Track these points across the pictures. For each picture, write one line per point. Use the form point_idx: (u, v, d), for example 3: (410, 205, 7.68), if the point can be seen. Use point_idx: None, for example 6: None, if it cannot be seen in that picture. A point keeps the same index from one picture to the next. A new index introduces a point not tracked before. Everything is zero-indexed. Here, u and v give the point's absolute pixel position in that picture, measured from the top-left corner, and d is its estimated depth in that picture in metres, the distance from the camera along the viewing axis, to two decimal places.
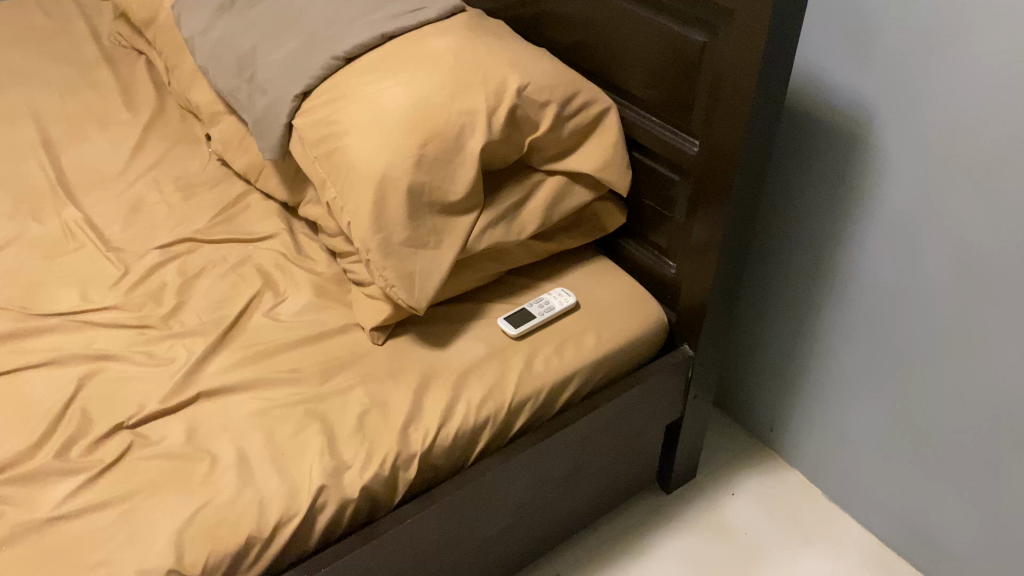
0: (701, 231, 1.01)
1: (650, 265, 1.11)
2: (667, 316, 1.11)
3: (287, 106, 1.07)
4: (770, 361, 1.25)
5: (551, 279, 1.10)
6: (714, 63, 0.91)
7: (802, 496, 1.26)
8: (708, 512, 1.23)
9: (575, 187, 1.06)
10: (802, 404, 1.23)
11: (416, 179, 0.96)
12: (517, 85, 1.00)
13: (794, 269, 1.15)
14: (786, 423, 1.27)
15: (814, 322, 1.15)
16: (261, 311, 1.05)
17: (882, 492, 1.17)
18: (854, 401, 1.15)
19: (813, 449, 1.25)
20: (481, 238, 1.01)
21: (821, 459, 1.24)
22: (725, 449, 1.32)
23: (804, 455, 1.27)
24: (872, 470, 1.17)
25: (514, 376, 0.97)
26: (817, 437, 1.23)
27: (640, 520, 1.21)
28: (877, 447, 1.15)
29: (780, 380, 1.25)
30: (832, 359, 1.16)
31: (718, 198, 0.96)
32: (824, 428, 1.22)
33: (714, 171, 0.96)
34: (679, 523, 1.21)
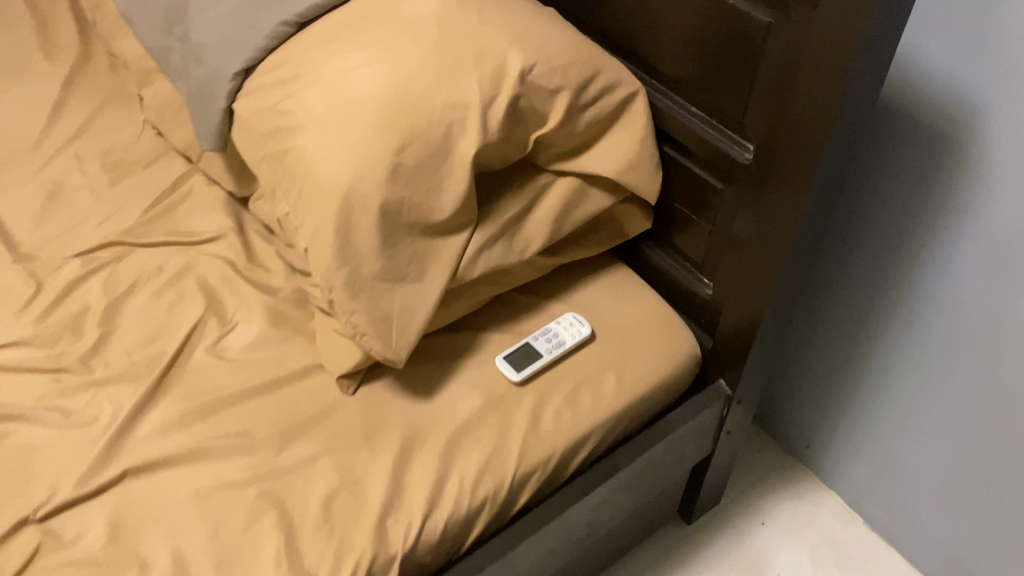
0: (754, 257, 0.80)
1: (680, 280, 0.91)
2: (702, 343, 0.91)
3: (226, 85, 0.84)
4: (815, 378, 1.07)
5: (560, 300, 0.91)
6: (781, 53, 0.68)
7: (843, 526, 1.11)
8: (741, 546, 1.08)
9: (591, 190, 0.85)
10: (852, 426, 1.06)
11: (391, 196, 0.75)
12: (520, 66, 0.76)
13: (855, 284, 0.95)
14: (829, 442, 1.11)
15: (875, 345, 0.97)
16: (204, 344, 0.86)
17: (940, 534, 1.01)
18: (917, 436, 0.98)
19: (858, 474, 1.09)
20: (475, 262, 0.81)
21: (869, 486, 1.08)
22: (755, 466, 1.16)
23: (849, 479, 1.10)
24: (930, 510, 1.01)
25: (519, 441, 0.78)
26: (866, 464, 1.07)
27: (659, 559, 1.07)
28: (938, 490, 0.98)
29: (827, 399, 1.07)
30: (893, 388, 0.97)
31: (779, 224, 0.76)
32: (876, 457, 1.05)
33: (775, 189, 0.74)
34: (708, 560, 1.06)
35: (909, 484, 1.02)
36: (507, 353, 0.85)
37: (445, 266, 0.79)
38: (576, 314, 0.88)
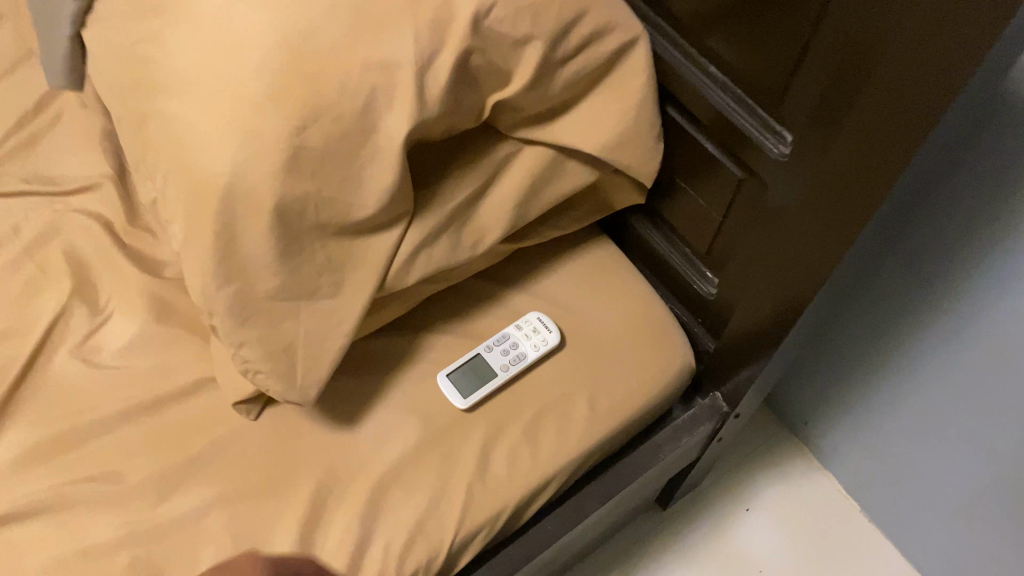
0: (777, 276, 0.61)
1: (678, 271, 0.73)
2: (702, 347, 0.74)
3: (71, 5, 0.61)
4: (828, 362, 0.91)
5: (524, 291, 0.72)
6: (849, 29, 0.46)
7: (838, 517, 0.98)
8: (721, 539, 0.96)
9: (568, 164, 0.65)
10: (864, 417, 0.90)
11: (289, 194, 0.54)
12: (471, 10, 0.54)
13: (895, 276, 0.76)
14: (834, 427, 0.96)
15: (909, 347, 0.79)
16: (70, 345, 0.68)
17: (953, 546, 0.88)
18: (943, 448, 0.82)
19: (864, 465, 0.95)
20: (409, 267, 0.61)
21: (875, 479, 0.94)
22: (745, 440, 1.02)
23: (853, 466, 0.96)
24: (945, 521, 0.87)
25: (462, 494, 0.63)
26: (875, 457, 0.92)
27: (629, 553, 0.95)
28: (958, 507, 0.84)
29: (839, 384, 0.91)
30: (923, 394, 0.81)
31: (817, 252, 0.56)
32: (888, 454, 0.90)
33: (816, 204, 0.54)
34: (684, 556, 0.95)
35: (922, 492, 0.88)
36: (453, 370, 0.67)
37: (369, 276, 0.59)
38: (543, 314, 0.70)
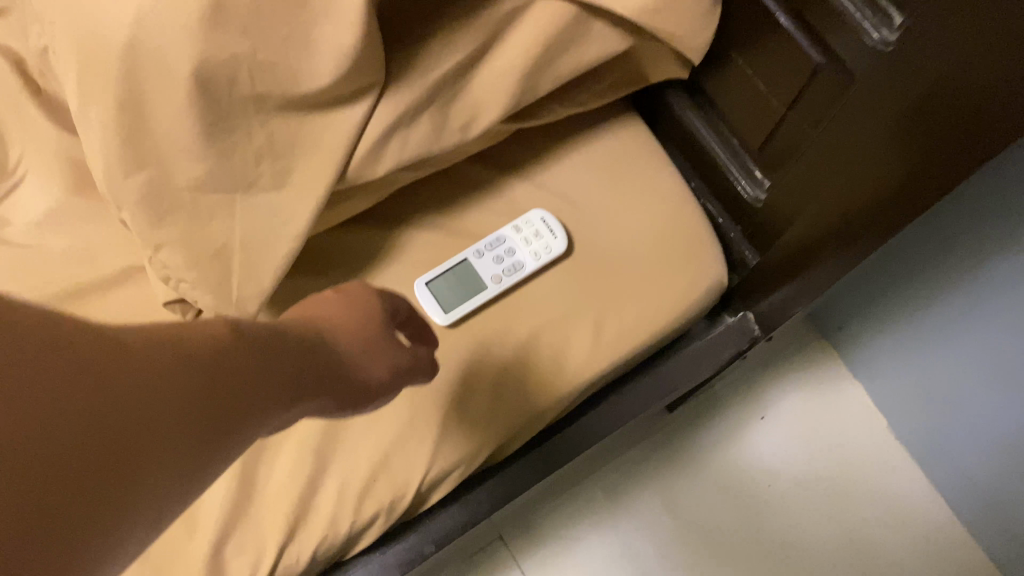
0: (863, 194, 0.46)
1: (722, 165, 0.60)
2: (744, 259, 0.62)
3: None
4: (874, 280, 0.78)
5: (526, 179, 0.61)
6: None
7: (865, 435, 0.88)
8: (732, 448, 0.88)
9: (593, 26, 0.49)
10: (913, 338, 0.77)
11: (211, 58, 0.40)
12: None
13: (934, 238, 0.67)
14: (876, 342, 0.83)
15: (952, 298, 0.70)
16: None
17: (992, 492, 0.77)
18: (1004, 388, 0.69)
19: (904, 389, 0.83)
20: (379, 156, 0.47)
21: (915, 405, 0.82)
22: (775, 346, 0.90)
23: (891, 387, 0.84)
24: (987, 463, 0.76)
25: (436, 425, 0.53)
26: (918, 382, 0.80)
27: (626, 459, 0.87)
28: (1008, 453, 0.72)
29: (889, 299, 0.77)
30: (995, 330, 0.67)
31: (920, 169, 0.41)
32: (933, 383, 0.78)
33: (928, 105, 0.39)
34: (690, 465, 0.87)
35: (959, 422, 0.77)
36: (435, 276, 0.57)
37: (324, 165, 0.46)
38: (548, 215, 0.59)
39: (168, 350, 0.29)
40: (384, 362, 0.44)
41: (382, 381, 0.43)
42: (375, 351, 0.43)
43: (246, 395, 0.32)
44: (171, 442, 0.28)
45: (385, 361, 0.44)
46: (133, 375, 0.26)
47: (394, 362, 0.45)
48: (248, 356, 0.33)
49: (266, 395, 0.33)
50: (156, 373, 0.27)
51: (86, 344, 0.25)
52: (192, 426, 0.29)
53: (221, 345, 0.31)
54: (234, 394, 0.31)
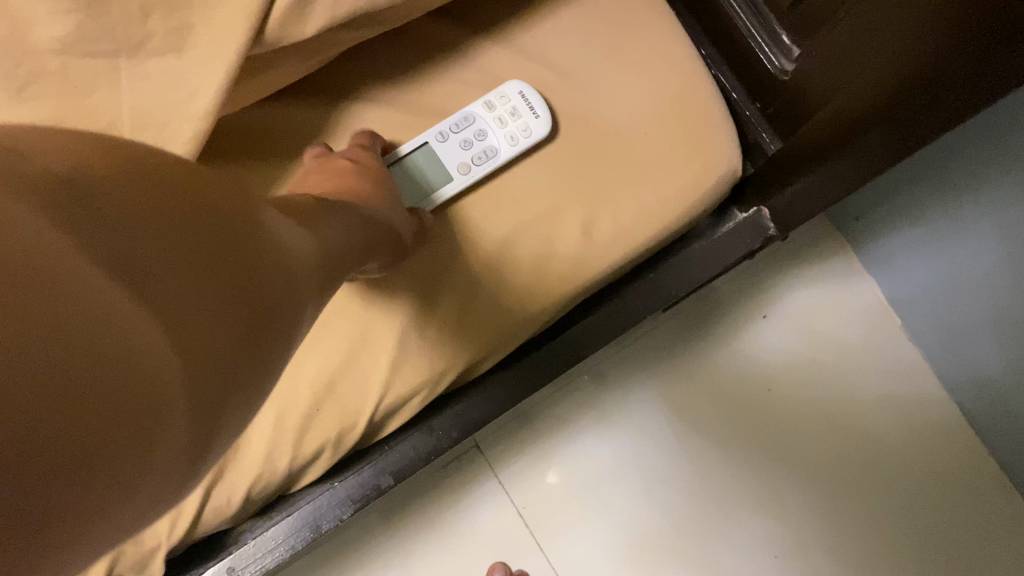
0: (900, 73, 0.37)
1: (741, 28, 0.49)
2: (759, 145, 0.52)
3: None
4: (908, 171, 0.67)
5: (498, 42, 0.50)
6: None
7: (882, 342, 0.77)
8: (729, 354, 0.77)
9: None
10: (945, 239, 0.67)
11: None
12: None
13: (999, 127, 0.56)
14: (903, 243, 0.72)
15: (1003, 199, 0.59)
16: None
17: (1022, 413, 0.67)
18: None
19: (927, 294, 0.72)
20: (306, 10, 0.37)
21: (940, 314, 0.72)
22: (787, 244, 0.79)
23: (915, 294, 0.74)
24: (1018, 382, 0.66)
25: (391, 344, 0.45)
26: (946, 289, 0.70)
27: (612, 367, 0.77)
28: None
29: (925, 194, 0.66)
30: None
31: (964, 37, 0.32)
32: (961, 290, 0.68)
33: None
34: (679, 372, 0.77)
35: (989, 333, 0.67)
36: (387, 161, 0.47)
37: (231, 22, 0.35)
38: (527, 89, 0.48)
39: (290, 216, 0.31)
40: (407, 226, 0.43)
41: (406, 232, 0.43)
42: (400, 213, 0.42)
43: (338, 257, 0.33)
44: (318, 282, 0.30)
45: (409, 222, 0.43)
46: (268, 214, 0.28)
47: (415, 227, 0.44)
48: (327, 221, 0.34)
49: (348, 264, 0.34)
50: (282, 218, 0.29)
51: (230, 185, 0.27)
52: (318, 265, 0.30)
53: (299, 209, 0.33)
54: (333, 258, 0.32)
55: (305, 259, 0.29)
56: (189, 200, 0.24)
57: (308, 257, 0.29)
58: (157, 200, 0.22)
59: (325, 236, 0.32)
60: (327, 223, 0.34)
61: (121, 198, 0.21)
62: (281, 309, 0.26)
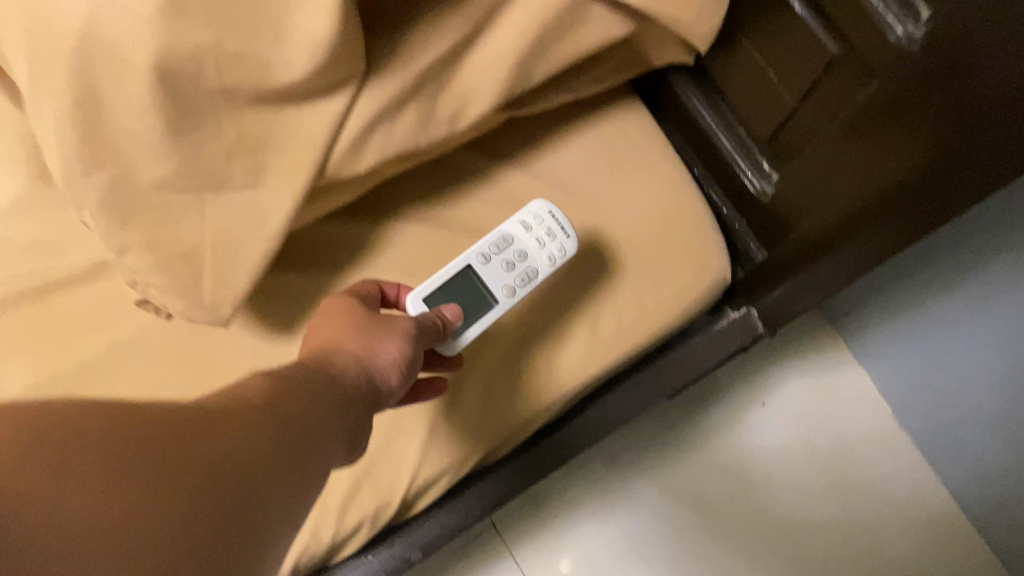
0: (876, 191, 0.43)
1: (727, 154, 0.57)
2: (744, 252, 0.59)
3: None
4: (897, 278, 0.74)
5: (517, 166, 0.57)
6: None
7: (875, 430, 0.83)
8: (732, 440, 0.83)
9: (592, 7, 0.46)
10: (934, 338, 0.73)
11: (178, 49, 0.37)
12: None
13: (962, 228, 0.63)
14: (893, 340, 0.79)
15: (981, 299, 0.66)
16: None
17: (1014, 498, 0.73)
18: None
19: (916, 388, 0.78)
20: (360, 150, 0.44)
21: (930, 406, 0.78)
22: (783, 338, 0.85)
23: (905, 386, 0.80)
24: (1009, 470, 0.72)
25: (424, 431, 0.51)
26: (935, 383, 0.76)
27: (622, 452, 0.82)
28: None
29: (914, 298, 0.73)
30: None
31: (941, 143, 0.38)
32: (951, 385, 0.74)
33: (933, 89, 0.37)
34: (684, 457, 0.82)
35: (975, 422, 0.73)
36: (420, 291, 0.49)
37: (298, 164, 0.43)
38: (555, 209, 0.53)
39: (269, 382, 0.31)
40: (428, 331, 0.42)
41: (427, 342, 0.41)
42: (389, 330, 0.39)
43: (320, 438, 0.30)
44: (304, 438, 0.30)
45: (412, 338, 0.40)
46: (225, 431, 0.27)
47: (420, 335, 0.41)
48: (300, 385, 0.32)
49: (332, 430, 0.32)
50: (244, 425, 0.27)
51: (172, 411, 0.26)
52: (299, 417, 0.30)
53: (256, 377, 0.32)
54: (314, 439, 0.30)
55: (282, 420, 0.29)
56: (148, 416, 0.25)
57: (299, 419, 0.30)
58: (107, 416, 0.24)
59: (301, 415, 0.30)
60: (319, 378, 0.33)
61: (70, 425, 0.23)
62: (264, 491, 0.27)
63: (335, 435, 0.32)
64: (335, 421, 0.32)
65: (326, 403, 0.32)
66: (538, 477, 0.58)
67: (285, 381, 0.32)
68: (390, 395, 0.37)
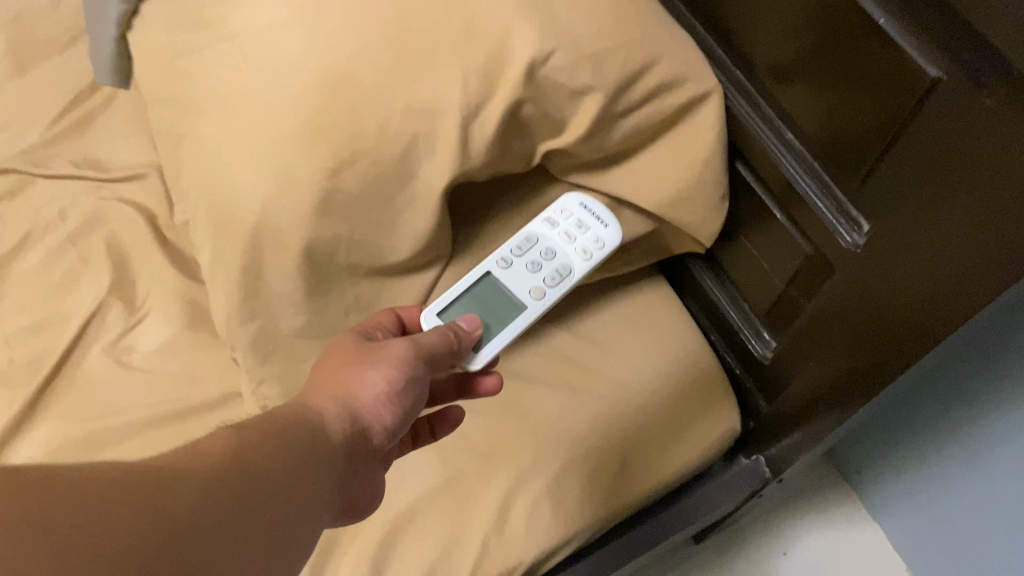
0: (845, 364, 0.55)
1: (734, 325, 0.69)
2: (751, 407, 0.71)
3: (116, 6, 0.59)
4: (891, 454, 0.82)
5: (565, 327, 0.70)
6: (943, 79, 0.40)
7: None
8: None
9: (624, 214, 0.60)
10: (927, 509, 0.81)
11: (321, 235, 0.52)
12: (529, 56, 0.49)
13: (932, 402, 0.72)
14: (896, 507, 0.86)
15: (958, 479, 0.74)
16: (103, 342, 0.67)
17: None
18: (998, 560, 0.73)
19: (922, 554, 0.85)
20: None
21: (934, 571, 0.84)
22: (803, 495, 0.93)
23: (914, 552, 0.86)
24: None
25: (479, 543, 0.61)
26: (936, 550, 0.82)
27: None
28: None
29: (907, 473, 0.81)
30: (1005, 522, 0.70)
31: (879, 325, 0.50)
32: (947, 555, 0.80)
33: (873, 289, 0.50)
34: None
35: None
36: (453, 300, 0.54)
37: None
38: (585, 198, 0.57)
39: (262, 430, 0.37)
40: (438, 347, 0.48)
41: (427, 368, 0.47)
42: (379, 361, 0.45)
43: (277, 504, 0.34)
44: (290, 490, 0.36)
45: (406, 364, 0.45)
46: (163, 497, 0.30)
47: (418, 356, 0.46)
48: (271, 445, 0.36)
49: (312, 474, 0.37)
50: (198, 489, 0.31)
51: (125, 473, 0.29)
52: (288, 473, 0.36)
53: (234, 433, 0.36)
54: (289, 491, 0.36)
55: (272, 476, 0.35)
56: (154, 480, 0.30)
57: (285, 476, 0.36)
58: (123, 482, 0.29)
59: (259, 483, 0.34)
60: (299, 424, 0.39)
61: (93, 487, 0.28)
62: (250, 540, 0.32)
63: (322, 471, 0.38)
64: (302, 483, 0.36)
65: (303, 439, 0.38)
66: (630, 559, 0.69)
67: (267, 426, 0.37)
68: (383, 423, 0.44)
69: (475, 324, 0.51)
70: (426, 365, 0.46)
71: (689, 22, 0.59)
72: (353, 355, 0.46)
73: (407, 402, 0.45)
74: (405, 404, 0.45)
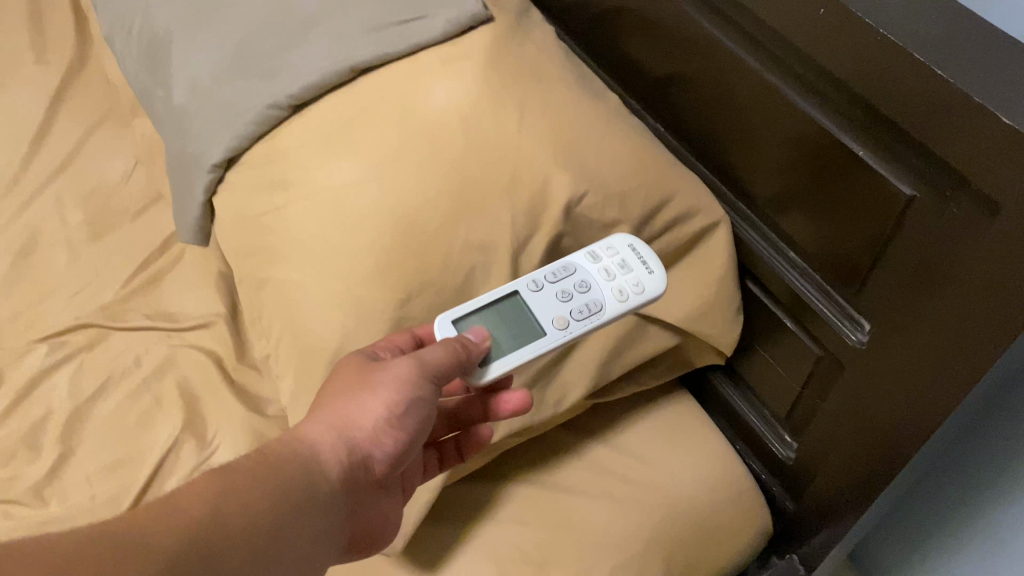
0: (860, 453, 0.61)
1: (757, 430, 0.75)
2: (779, 506, 0.76)
3: (205, 177, 0.69)
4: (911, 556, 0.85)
5: (602, 441, 0.76)
6: (917, 197, 0.48)
7: None
8: None
9: (649, 328, 0.67)
10: None
11: None
12: (565, 197, 0.58)
13: (941, 497, 0.76)
14: None
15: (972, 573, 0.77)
16: (177, 476, 0.72)
17: None
18: None
19: None
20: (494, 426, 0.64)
21: None
22: None
23: None
24: None
25: None
26: None
27: None
28: None
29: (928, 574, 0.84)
30: None
31: (885, 413, 0.57)
32: None
33: (877, 379, 0.57)
34: None
35: None
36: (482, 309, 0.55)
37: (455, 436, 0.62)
38: (634, 244, 0.58)
39: (251, 471, 0.42)
40: (448, 360, 0.50)
41: (433, 390, 0.50)
42: (382, 385, 0.48)
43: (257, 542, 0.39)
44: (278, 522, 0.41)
45: (407, 385, 0.48)
46: (140, 544, 0.34)
47: (422, 375, 0.49)
48: (257, 482, 0.41)
49: (312, 506, 0.43)
50: (186, 525, 0.36)
51: (119, 524, 0.34)
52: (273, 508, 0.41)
53: (224, 473, 0.41)
54: (278, 523, 0.40)
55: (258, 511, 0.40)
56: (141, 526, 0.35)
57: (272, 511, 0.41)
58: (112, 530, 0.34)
59: (236, 528, 0.38)
60: (290, 461, 0.44)
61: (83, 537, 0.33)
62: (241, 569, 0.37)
63: (322, 500, 0.44)
64: (290, 523, 0.41)
65: (304, 475, 0.43)
66: None
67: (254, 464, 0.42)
68: (384, 450, 0.48)
69: (483, 336, 0.52)
70: (432, 382, 0.49)
71: (697, 165, 0.69)
72: (359, 377, 0.49)
73: (408, 423, 0.49)
74: (405, 426, 0.49)
